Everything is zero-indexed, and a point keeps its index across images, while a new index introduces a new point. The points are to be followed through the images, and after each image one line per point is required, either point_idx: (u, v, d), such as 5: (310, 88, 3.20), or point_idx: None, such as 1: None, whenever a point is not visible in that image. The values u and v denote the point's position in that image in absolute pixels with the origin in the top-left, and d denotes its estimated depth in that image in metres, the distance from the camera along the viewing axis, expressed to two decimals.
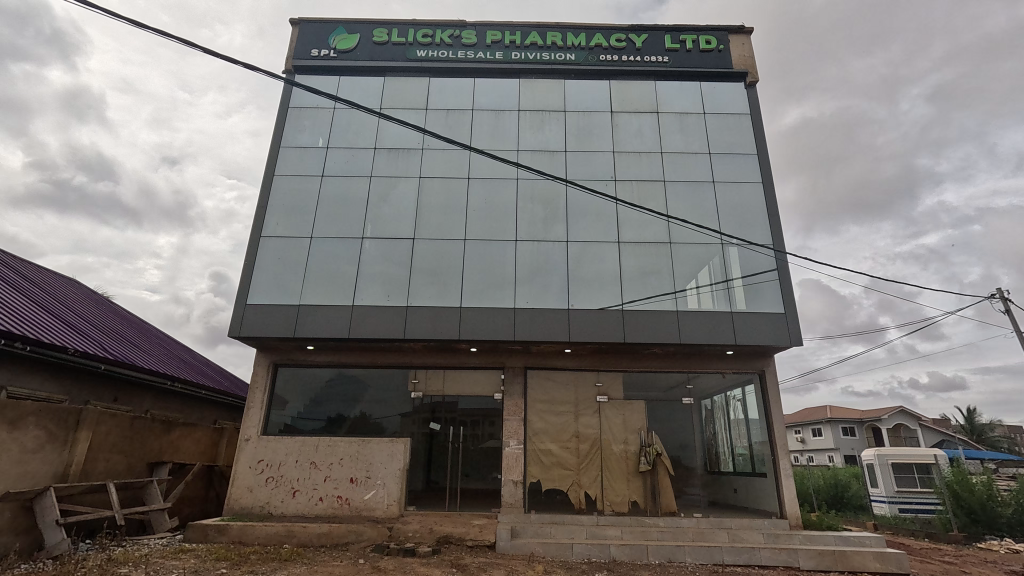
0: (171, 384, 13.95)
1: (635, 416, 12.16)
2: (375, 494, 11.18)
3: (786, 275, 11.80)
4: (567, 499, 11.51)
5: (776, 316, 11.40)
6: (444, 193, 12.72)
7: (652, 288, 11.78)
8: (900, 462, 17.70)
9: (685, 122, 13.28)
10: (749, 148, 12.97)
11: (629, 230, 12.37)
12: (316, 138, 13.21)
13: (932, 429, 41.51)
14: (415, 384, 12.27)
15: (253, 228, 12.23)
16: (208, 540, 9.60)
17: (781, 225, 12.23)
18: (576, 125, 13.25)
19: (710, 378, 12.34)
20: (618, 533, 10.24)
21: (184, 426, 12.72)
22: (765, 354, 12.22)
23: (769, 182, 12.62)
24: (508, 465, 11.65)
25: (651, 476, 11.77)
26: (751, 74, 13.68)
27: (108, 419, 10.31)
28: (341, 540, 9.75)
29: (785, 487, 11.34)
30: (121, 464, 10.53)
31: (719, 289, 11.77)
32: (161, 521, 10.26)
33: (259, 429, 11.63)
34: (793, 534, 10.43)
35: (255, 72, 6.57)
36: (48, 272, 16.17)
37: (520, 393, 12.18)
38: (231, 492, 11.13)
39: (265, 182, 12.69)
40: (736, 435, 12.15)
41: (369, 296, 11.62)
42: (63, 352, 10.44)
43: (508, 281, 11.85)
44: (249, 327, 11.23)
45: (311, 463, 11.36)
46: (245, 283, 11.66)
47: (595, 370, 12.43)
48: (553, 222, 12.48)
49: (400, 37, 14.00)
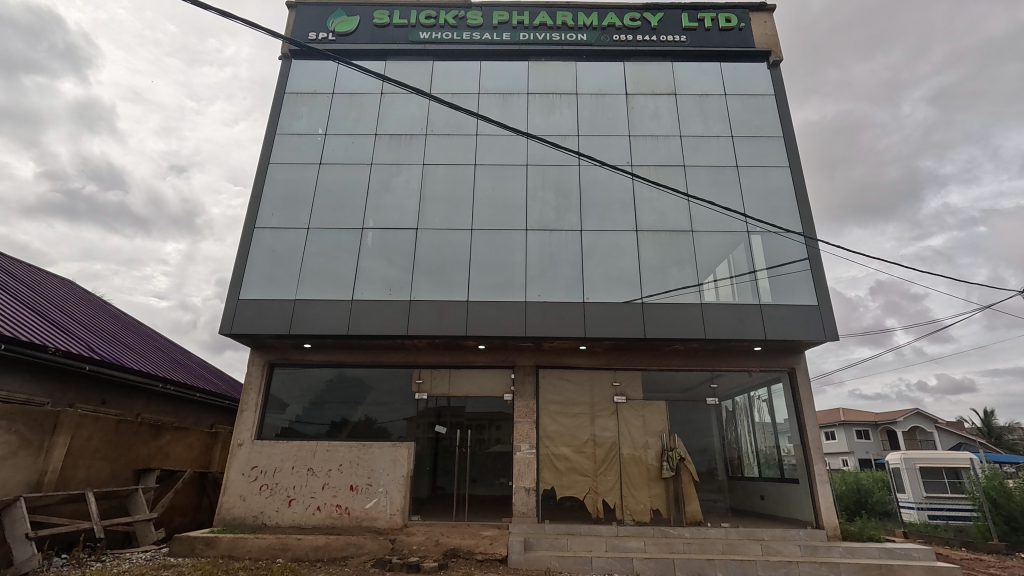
0: (162, 386, 13.22)
1: (656, 417, 11.34)
2: (377, 503, 10.42)
3: (817, 265, 10.97)
4: (583, 508, 10.69)
5: (809, 309, 10.56)
6: (449, 181, 11.98)
7: (672, 280, 10.97)
8: (928, 466, 16.82)
9: (705, 104, 12.50)
10: (775, 131, 12.16)
11: (646, 218, 11.62)
12: (314, 124, 12.51)
13: (949, 432, 40.45)
14: (419, 386, 11.50)
15: (246, 219, 11.53)
16: (195, 554, 8.83)
17: (811, 210, 11.39)
18: (589, 109, 12.49)
19: (735, 377, 11.51)
20: (641, 545, 9.39)
21: (175, 431, 12.05)
22: (796, 351, 11.33)
23: (796, 166, 11.79)
24: (519, 471, 10.84)
25: (675, 482, 10.91)
26: (775, 54, 12.89)
27: (90, 423, 9.61)
28: (339, 554, 8.96)
29: (821, 495, 10.41)
30: (104, 471, 9.83)
31: (745, 281, 10.96)
32: (147, 533, 9.51)
33: (253, 432, 10.87)
34: (833, 546, 9.54)
35: (230, 20, 5.75)
36: (40, 271, 15.57)
37: (532, 394, 11.37)
38: (223, 501, 10.36)
39: (260, 171, 12.00)
40: (762, 439, 11.35)
41: (370, 290, 10.89)
42: (43, 352, 9.73)
43: (519, 277, 11.06)
44: (241, 324, 10.51)
45: (308, 470, 10.60)
46: (238, 277, 10.94)
47: (611, 369, 11.61)
48: (566, 210, 11.73)
49: (402, 19, 13.29)
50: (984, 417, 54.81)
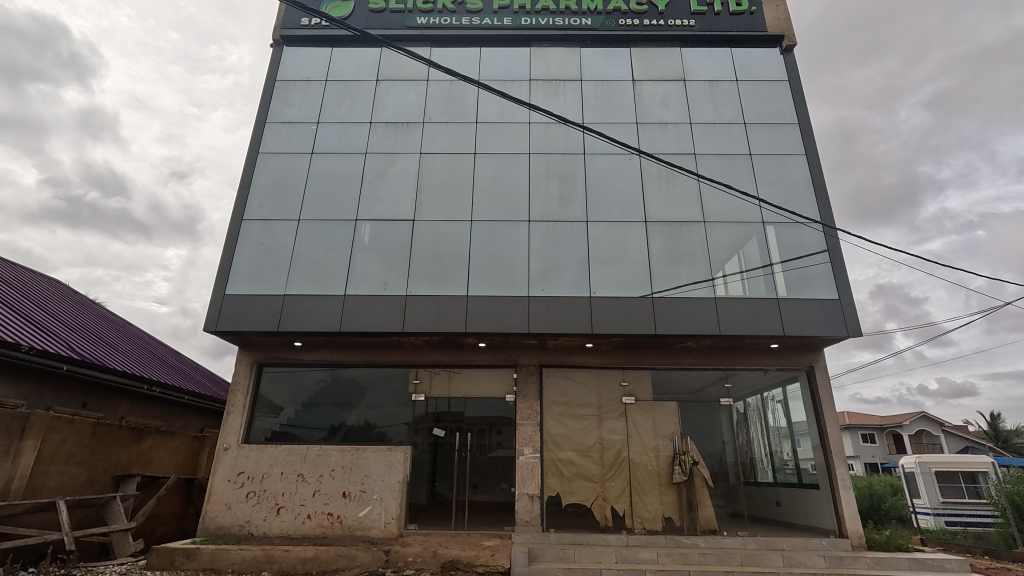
0: (147, 388, 12.58)
1: (666, 418, 10.73)
2: (371, 511, 9.80)
3: (838, 257, 10.39)
4: (591, 516, 10.06)
5: (830, 303, 9.97)
6: (447, 170, 11.42)
7: (684, 273, 10.39)
8: (944, 470, 16.05)
9: (715, 90, 11.96)
10: (790, 118, 11.59)
11: (655, 208, 11.06)
12: (306, 112, 11.95)
13: (956, 435, 39.73)
14: (417, 385, 10.89)
15: (234, 210, 10.97)
16: (174, 568, 8.19)
17: (829, 199, 10.80)
18: (594, 95, 11.95)
19: (750, 375, 10.91)
20: (654, 556, 8.76)
21: (158, 435, 11.45)
22: (815, 349, 10.72)
23: (813, 153, 11.23)
24: (522, 477, 10.22)
25: (687, 487, 10.30)
26: (787, 38, 12.37)
27: (64, 426, 9.00)
28: (329, 567, 8.35)
29: (844, 501, 9.79)
30: (79, 478, 9.23)
31: (761, 275, 10.37)
32: (124, 544, 8.86)
33: (240, 437, 10.26)
34: (859, 556, 8.92)
35: None
36: (23, 269, 14.97)
37: (535, 395, 10.76)
38: (207, 509, 9.74)
39: (248, 161, 11.44)
40: (776, 442, 10.66)
41: (364, 284, 10.31)
42: (16, 351, 9.10)
43: (521, 270, 10.48)
44: (226, 321, 9.91)
45: (298, 475, 9.98)
46: (223, 271, 10.35)
47: (619, 368, 11.00)
48: (571, 199, 11.17)
49: (398, 3, 12.79)
50: (990, 421, 53.86)
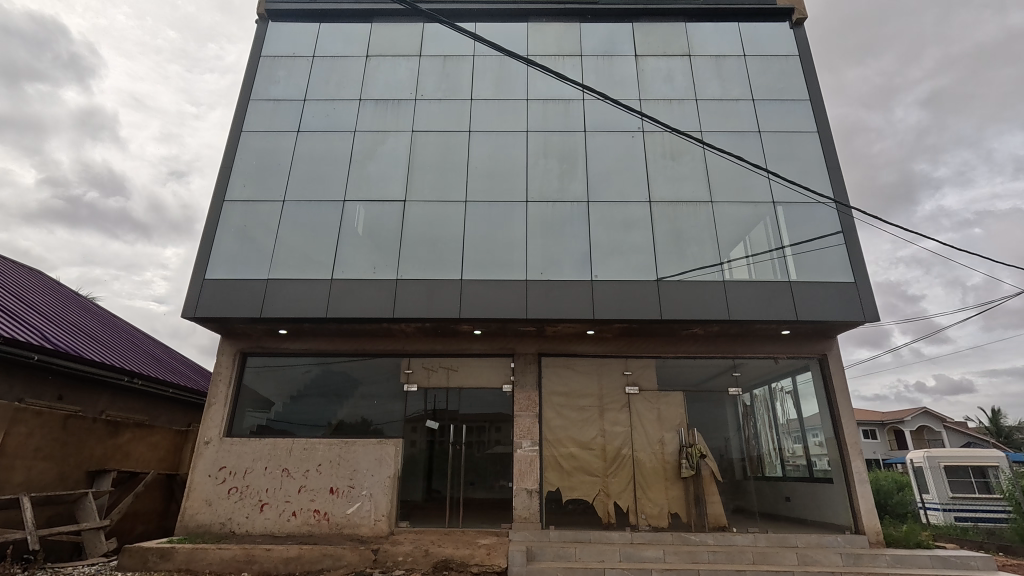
0: (127, 379, 12.01)
1: (672, 409, 10.21)
2: (360, 508, 9.27)
3: (852, 239, 9.86)
4: (593, 513, 9.52)
5: (844, 286, 9.44)
6: (439, 149, 10.87)
7: (691, 256, 9.85)
8: (953, 465, 15.43)
9: (722, 66, 11.41)
10: (801, 94, 11.03)
11: (660, 187, 10.53)
12: (292, 89, 11.39)
13: (959, 431, 39.22)
14: (410, 376, 10.35)
15: (215, 192, 10.41)
16: (147, 569, 7.64)
17: (842, 178, 10.25)
18: (595, 71, 11.40)
19: (760, 364, 10.40)
20: (660, 554, 8.23)
21: (137, 428, 10.91)
22: (827, 336, 10.20)
23: (824, 130, 10.68)
24: (520, 473, 9.69)
25: (695, 482, 9.79)
26: (797, 12, 11.82)
27: (31, 419, 8.45)
28: (313, 567, 7.80)
29: (861, 496, 9.28)
30: (49, 474, 8.69)
31: (771, 258, 9.83)
32: (96, 544, 8.32)
33: (222, 430, 9.70)
34: (878, 554, 8.41)
35: None
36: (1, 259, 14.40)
37: (534, 385, 10.21)
38: (186, 506, 9.19)
39: (231, 140, 10.89)
40: (787, 436, 10.12)
41: (352, 267, 9.75)
42: None
43: (518, 254, 9.93)
44: (206, 307, 9.36)
45: (283, 470, 9.44)
46: (203, 255, 9.80)
47: (622, 357, 10.46)
48: (571, 178, 10.64)
49: None
50: (993, 419, 53.26)
